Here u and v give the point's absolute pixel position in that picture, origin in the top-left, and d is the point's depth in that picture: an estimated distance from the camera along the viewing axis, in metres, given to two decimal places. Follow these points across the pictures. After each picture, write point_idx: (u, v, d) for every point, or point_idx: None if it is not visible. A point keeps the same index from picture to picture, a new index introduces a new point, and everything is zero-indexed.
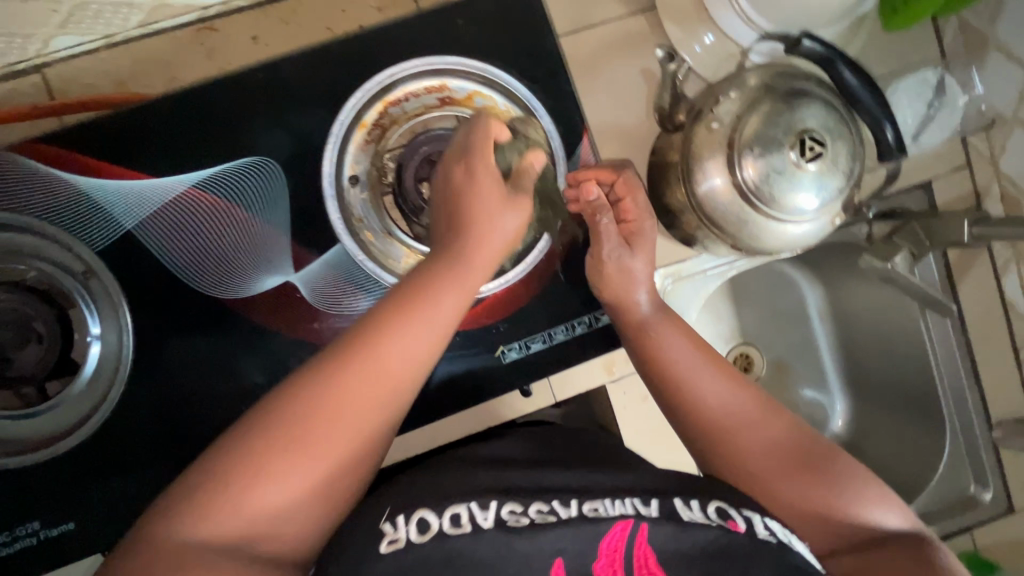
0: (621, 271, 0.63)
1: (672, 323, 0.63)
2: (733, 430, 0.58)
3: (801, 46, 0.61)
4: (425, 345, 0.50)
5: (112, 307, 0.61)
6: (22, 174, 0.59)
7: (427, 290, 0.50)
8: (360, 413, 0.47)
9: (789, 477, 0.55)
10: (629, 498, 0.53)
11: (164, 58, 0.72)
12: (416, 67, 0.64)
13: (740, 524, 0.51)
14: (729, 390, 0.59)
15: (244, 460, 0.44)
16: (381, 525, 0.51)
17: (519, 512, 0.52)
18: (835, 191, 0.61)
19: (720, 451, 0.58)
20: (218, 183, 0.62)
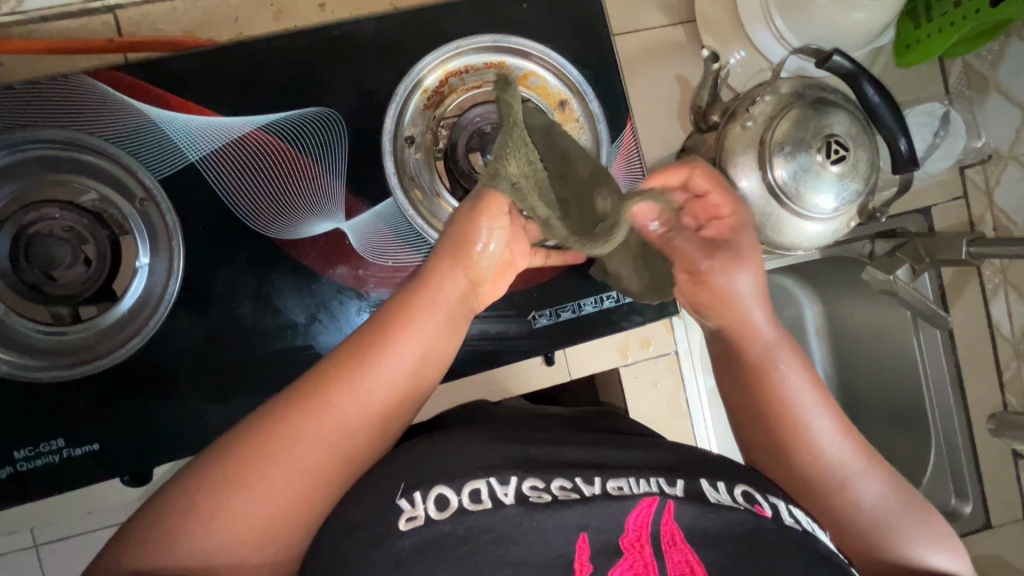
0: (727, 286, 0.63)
1: (783, 346, 0.62)
2: (829, 464, 0.58)
3: (830, 62, 0.66)
4: (396, 371, 0.53)
5: (163, 236, 0.64)
6: (93, 97, 0.62)
7: (399, 322, 0.54)
8: (334, 435, 0.50)
9: (880, 525, 0.56)
10: (653, 478, 0.55)
11: (234, 12, 0.75)
12: (480, 43, 0.69)
13: (767, 509, 0.54)
14: (831, 425, 0.59)
15: (224, 478, 0.47)
16: (398, 501, 0.50)
17: (541, 488, 0.52)
18: (853, 193, 0.67)
19: (809, 479, 0.58)
20: (283, 128, 0.65)
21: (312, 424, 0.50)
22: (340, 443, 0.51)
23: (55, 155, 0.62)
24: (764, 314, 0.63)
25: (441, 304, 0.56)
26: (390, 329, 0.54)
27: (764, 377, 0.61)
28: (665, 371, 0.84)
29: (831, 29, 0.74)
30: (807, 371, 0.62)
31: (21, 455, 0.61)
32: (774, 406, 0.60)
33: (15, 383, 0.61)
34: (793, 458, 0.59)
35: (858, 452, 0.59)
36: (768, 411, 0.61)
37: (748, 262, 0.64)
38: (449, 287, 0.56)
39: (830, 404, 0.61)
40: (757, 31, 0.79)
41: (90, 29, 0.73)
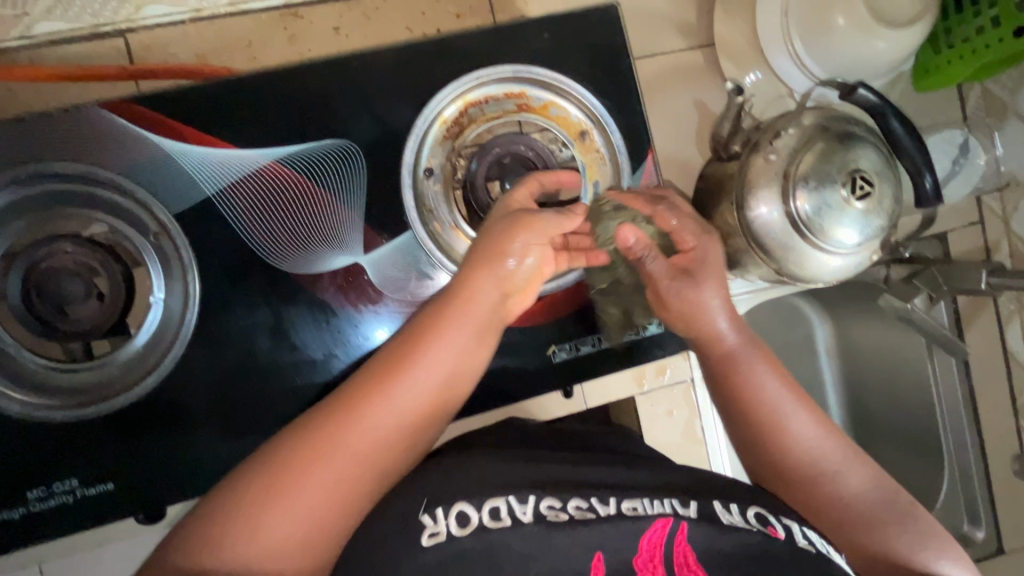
0: (697, 295, 0.62)
1: (751, 343, 0.63)
2: (807, 465, 0.58)
3: (856, 95, 0.66)
4: (431, 380, 0.52)
5: (180, 269, 0.63)
6: (109, 131, 0.62)
7: (431, 329, 0.53)
8: (369, 445, 0.49)
9: (872, 526, 0.55)
10: (667, 499, 0.53)
11: (247, 38, 0.74)
12: (502, 74, 0.69)
13: (780, 531, 0.52)
14: (805, 423, 0.59)
15: (254, 489, 0.45)
16: (420, 517, 0.50)
17: (558, 507, 0.51)
18: (876, 229, 0.66)
19: (796, 476, 0.58)
20: (299, 160, 0.65)
21: (359, 428, 0.49)
22: (374, 455, 0.49)
23: (66, 189, 0.61)
24: (728, 320, 0.63)
25: (473, 310, 0.55)
26: (424, 336, 0.53)
27: (733, 375, 0.62)
28: (680, 399, 0.84)
29: (853, 57, 0.74)
30: (774, 368, 0.62)
31: (35, 495, 0.60)
32: (751, 410, 0.61)
33: (29, 423, 0.60)
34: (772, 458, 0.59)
35: (836, 452, 0.58)
36: (743, 411, 0.61)
37: (704, 288, 0.63)
38: (487, 296, 0.56)
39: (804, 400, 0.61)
40: (777, 56, 0.78)
41: (100, 53, 0.71)
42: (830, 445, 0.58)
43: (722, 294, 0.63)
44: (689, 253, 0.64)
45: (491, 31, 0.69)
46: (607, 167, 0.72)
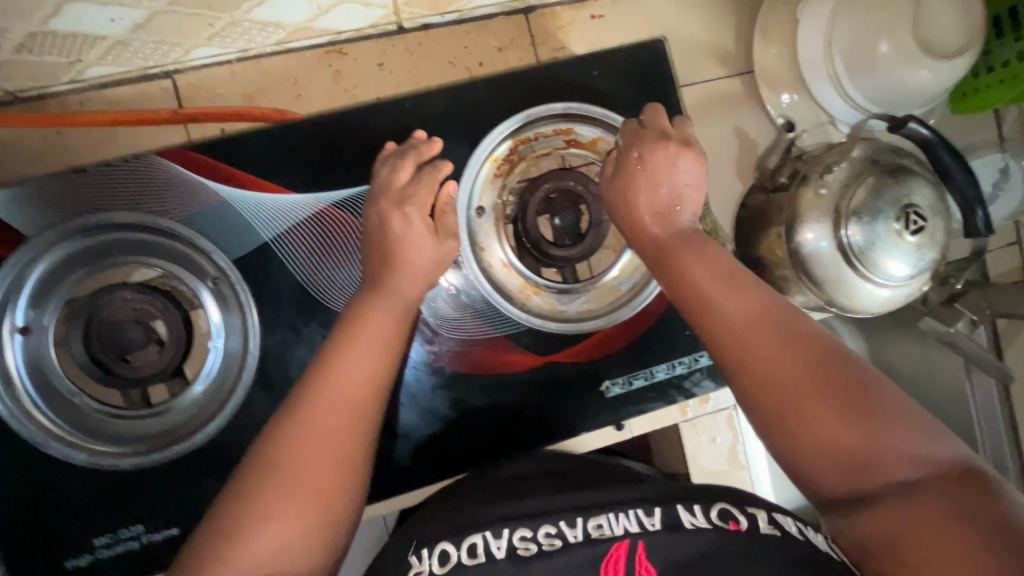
0: (628, 183, 0.62)
1: (698, 249, 0.58)
2: (797, 385, 0.49)
3: (906, 128, 0.66)
4: (374, 360, 0.57)
5: (240, 313, 0.64)
6: (170, 179, 0.63)
7: (362, 317, 0.59)
8: (328, 440, 0.52)
9: (807, 403, 0.49)
10: (631, 510, 0.53)
11: (293, 76, 0.74)
12: (552, 111, 0.70)
13: (742, 523, 0.51)
14: (785, 334, 0.52)
15: (225, 516, 0.48)
16: (408, 558, 0.54)
17: (529, 537, 0.53)
18: (928, 262, 0.66)
19: (725, 354, 0.53)
20: (350, 199, 0.66)
21: (312, 429, 0.52)
22: (341, 444, 0.52)
23: (127, 237, 0.62)
24: (657, 196, 0.61)
25: (398, 297, 0.60)
26: (357, 320, 0.59)
27: (696, 288, 0.56)
28: (724, 426, 0.84)
29: (896, 85, 0.73)
30: (715, 271, 0.56)
31: (101, 542, 0.60)
32: (681, 296, 0.57)
33: (96, 470, 0.61)
34: (752, 377, 0.51)
35: (821, 362, 0.50)
36: (711, 331, 0.54)
37: (631, 176, 0.62)
38: (407, 268, 0.61)
39: (775, 310, 0.53)
40: (820, 86, 0.78)
41: (149, 96, 0.72)
42: (807, 357, 0.50)
43: (684, 170, 0.62)
44: (638, 167, 0.62)
45: (538, 71, 0.70)
46: None
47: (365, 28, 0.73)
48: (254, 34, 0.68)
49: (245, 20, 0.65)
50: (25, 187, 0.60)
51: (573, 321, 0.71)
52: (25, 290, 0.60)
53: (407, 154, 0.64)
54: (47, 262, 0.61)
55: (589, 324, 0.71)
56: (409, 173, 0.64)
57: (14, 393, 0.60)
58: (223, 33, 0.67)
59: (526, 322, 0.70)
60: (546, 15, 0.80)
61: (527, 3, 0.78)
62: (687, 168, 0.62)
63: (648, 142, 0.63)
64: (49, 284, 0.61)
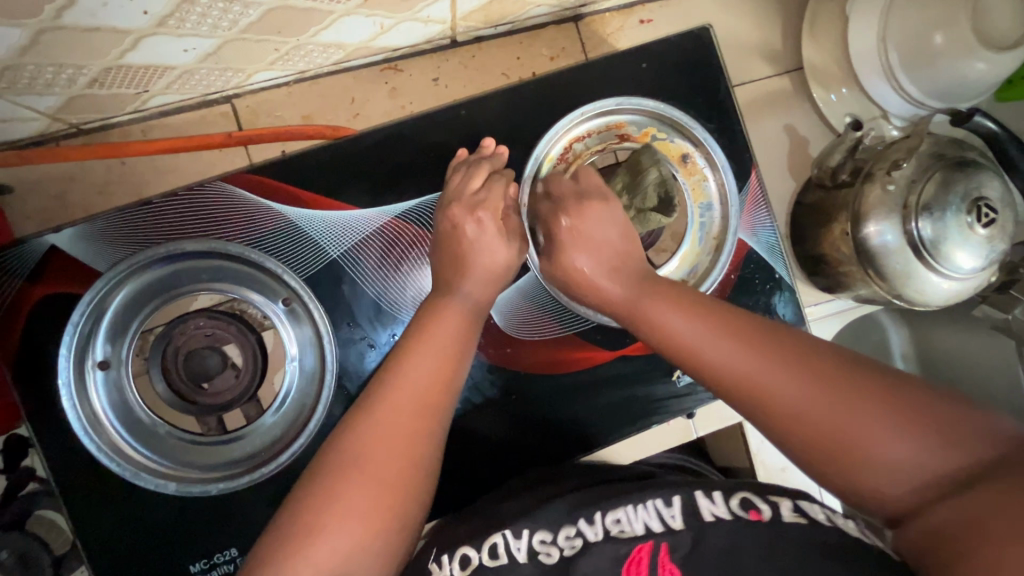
0: (569, 255, 0.58)
1: (657, 291, 0.53)
2: (821, 404, 0.42)
3: (972, 121, 0.67)
4: (443, 365, 0.54)
5: (314, 331, 0.63)
6: (235, 203, 0.62)
7: (429, 324, 0.57)
8: (398, 450, 0.50)
9: (841, 422, 0.41)
10: (651, 502, 0.53)
11: (351, 95, 0.75)
12: (605, 106, 0.68)
13: (764, 513, 0.47)
14: (787, 349, 0.45)
15: (291, 531, 0.45)
16: (428, 565, 0.54)
17: (550, 541, 0.52)
18: (998, 253, 0.66)
19: (733, 395, 0.46)
20: (409, 208, 0.65)
21: (376, 425, 0.50)
22: (405, 451, 0.50)
23: (195, 265, 0.61)
24: (597, 265, 0.57)
25: (461, 310, 0.58)
26: (423, 328, 0.57)
27: (668, 325, 0.50)
28: None
29: (955, 79, 0.73)
30: (681, 306, 0.51)
31: (197, 568, 0.61)
32: (663, 345, 0.51)
33: (183, 499, 0.61)
34: (768, 407, 0.44)
35: (831, 370, 0.43)
36: (705, 376, 0.48)
37: (568, 249, 0.58)
38: (469, 279, 0.59)
39: (760, 327, 0.47)
40: (872, 79, 0.78)
41: (211, 121, 0.73)
42: (815, 370, 0.43)
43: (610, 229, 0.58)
44: (566, 233, 0.59)
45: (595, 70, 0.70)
46: (713, 188, 0.71)
47: (420, 44, 0.74)
48: (315, 56, 0.68)
49: (307, 44, 0.65)
50: (92, 223, 0.59)
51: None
52: (102, 325, 0.59)
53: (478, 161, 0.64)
54: (119, 295, 0.60)
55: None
56: (483, 177, 0.63)
57: (101, 428, 0.59)
58: (286, 57, 0.67)
59: (594, 320, 0.69)
60: (595, 22, 0.80)
61: (577, 12, 0.78)
62: (601, 221, 0.58)
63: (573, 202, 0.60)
64: (123, 317, 0.60)
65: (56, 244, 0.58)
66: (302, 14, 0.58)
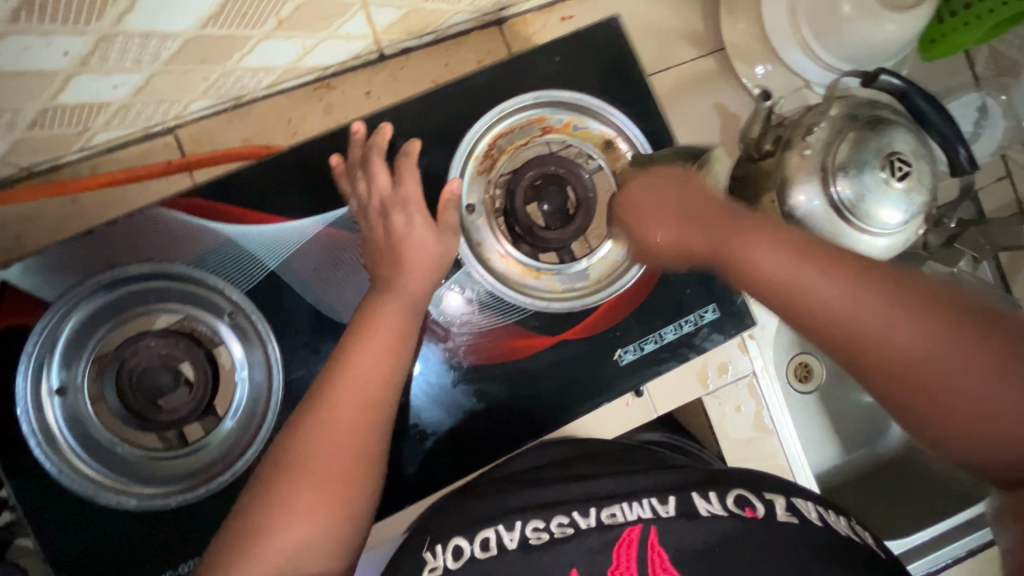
0: (639, 227, 0.61)
1: (757, 238, 0.52)
2: (953, 372, 0.44)
3: (879, 81, 0.69)
4: (383, 361, 0.58)
5: (259, 342, 0.67)
6: (174, 226, 0.66)
7: (371, 323, 0.60)
8: (343, 446, 0.54)
9: (958, 378, 0.44)
10: (645, 499, 0.56)
11: (287, 115, 0.79)
12: (524, 101, 0.72)
13: (758, 511, 0.54)
14: (921, 307, 0.46)
15: (244, 530, 0.50)
16: (422, 554, 0.57)
17: (542, 527, 0.56)
18: (918, 207, 0.68)
19: (839, 340, 0.48)
20: (342, 217, 0.68)
21: (321, 422, 0.54)
22: (349, 444, 0.54)
23: (143, 288, 0.65)
24: (670, 228, 0.58)
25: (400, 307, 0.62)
26: (366, 328, 0.60)
27: (798, 280, 0.49)
28: (747, 394, 0.84)
29: (865, 42, 0.75)
30: (782, 247, 0.51)
31: None
32: (767, 290, 0.51)
33: (145, 512, 0.63)
34: (876, 359, 0.47)
35: (954, 331, 0.45)
36: (832, 331, 0.48)
37: (637, 223, 0.61)
38: (407, 283, 0.63)
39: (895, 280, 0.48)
40: (788, 50, 0.80)
41: (155, 151, 0.76)
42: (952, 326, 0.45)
43: (665, 186, 0.60)
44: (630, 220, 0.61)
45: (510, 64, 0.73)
46: None
47: (348, 61, 0.77)
48: (246, 81, 0.72)
49: (234, 70, 0.69)
50: (41, 256, 0.63)
51: (578, 297, 0.72)
52: (57, 353, 0.62)
53: (375, 165, 0.66)
54: (73, 321, 0.63)
55: (593, 298, 0.72)
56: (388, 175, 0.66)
57: (60, 449, 0.62)
58: (217, 85, 0.70)
59: (531, 306, 0.71)
60: (517, 23, 0.84)
61: (499, 15, 0.82)
62: (652, 187, 0.61)
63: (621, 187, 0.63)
64: (78, 341, 0.63)
65: (6, 280, 0.62)
66: (220, 43, 0.61)
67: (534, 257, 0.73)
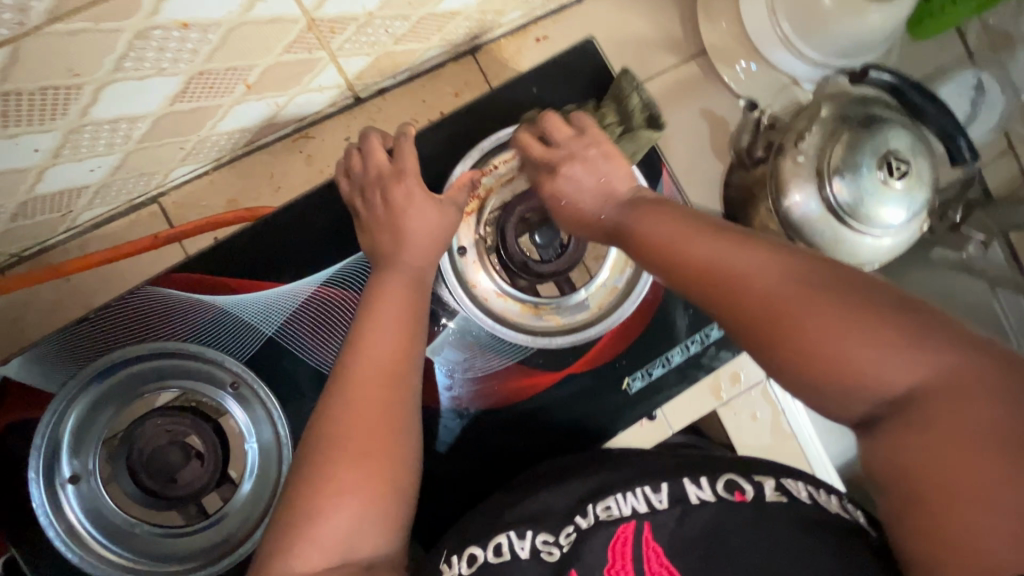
0: (567, 189, 0.61)
1: (659, 216, 0.53)
2: (818, 321, 0.41)
3: (868, 77, 0.67)
4: (398, 339, 0.57)
5: (263, 406, 0.66)
6: (166, 303, 0.66)
7: (381, 305, 0.58)
8: (371, 425, 0.52)
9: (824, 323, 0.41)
10: (640, 488, 0.54)
11: (270, 170, 0.78)
12: (505, 137, 0.70)
13: (747, 493, 0.51)
14: (793, 261, 0.44)
15: (284, 527, 0.47)
16: (439, 565, 0.54)
17: (552, 540, 0.52)
18: (920, 204, 0.66)
19: (709, 286, 0.47)
20: (335, 276, 0.68)
21: (345, 409, 0.52)
22: (378, 420, 0.52)
23: (143, 367, 0.64)
24: (594, 197, 0.60)
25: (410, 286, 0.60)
26: (374, 311, 0.58)
27: (805, 319, 0.42)
28: (763, 401, 0.75)
29: (850, 37, 0.73)
30: (669, 218, 0.53)
31: None
32: (651, 249, 0.52)
33: None
34: (739, 304, 0.45)
35: (819, 279, 0.43)
36: (705, 278, 0.47)
37: (563, 186, 0.61)
38: (411, 269, 0.62)
39: (910, 324, 0.40)
40: (773, 49, 0.78)
41: (141, 223, 0.76)
42: (983, 376, 0.37)
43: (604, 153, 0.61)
44: (557, 178, 0.62)
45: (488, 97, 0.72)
46: None
47: (325, 109, 0.76)
48: (222, 143, 0.71)
49: (211, 136, 0.68)
50: (38, 349, 0.63)
51: (579, 329, 0.71)
52: (64, 444, 0.62)
53: (369, 173, 0.65)
54: (76, 410, 0.62)
55: (595, 329, 0.71)
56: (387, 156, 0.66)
57: (81, 541, 0.61)
58: (194, 151, 0.69)
59: (534, 344, 0.70)
60: (492, 50, 0.82)
61: (472, 45, 0.80)
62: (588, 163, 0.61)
63: (562, 156, 0.62)
64: (84, 429, 0.62)
65: (7, 375, 0.62)
66: (192, 115, 0.60)
67: (530, 292, 0.72)
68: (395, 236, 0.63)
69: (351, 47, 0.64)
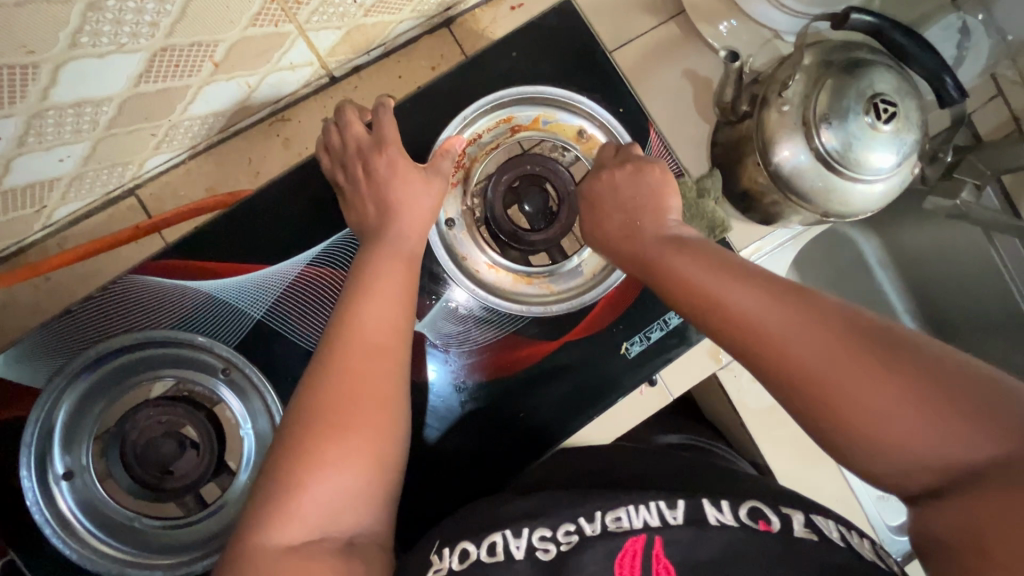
0: (594, 208, 0.60)
1: (684, 255, 0.50)
2: (863, 390, 0.39)
3: (850, 20, 0.65)
4: (388, 311, 0.56)
5: (258, 393, 0.65)
6: (148, 292, 0.64)
7: (369, 278, 0.57)
8: (360, 399, 0.51)
9: (869, 391, 0.39)
10: (653, 502, 0.48)
11: (248, 155, 0.76)
12: (486, 105, 0.69)
13: (773, 524, 0.45)
14: (835, 319, 0.41)
15: (269, 502, 0.46)
16: (429, 556, 0.51)
17: (549, 537, 0.48)
18: (910, 145, 0.64)
19: (742, 341, 0.44)
20: (321, 255, 0.67)
21: (332, 382, 0.51)
22: (370, 390, 0.51)
23: (132, 358, 0.63)
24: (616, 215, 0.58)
25: (398, 256, 0.59)
26: (364, 285, 0.56)
27: (830, 381, 0.40)
28: None
29: None
30: (698, 259, 0.49)
31: None
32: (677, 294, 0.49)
33: None
34: (774, 365, 0.43)
35: (866, 342, 0.40)
36: (737, 333, 0.44)
37: (593, 203, 0.60)
38: (395, 239, 0.60)
39: (966, 394, 0.37)
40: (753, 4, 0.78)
41: (120, 216, 0.74)
42: None
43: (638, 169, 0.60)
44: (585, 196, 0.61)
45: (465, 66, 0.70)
46: None
47: (300, 89, 0.74)
48: (195, 129, 0.69)
49: (183, 121, 0.66)
50: (22, 344, 0.61)
51: (574, 296, 0.70)
52: (55, 437, 0.60)
53: (350, 147, 0.64)
54: (65, 405, 0.61)
55: (589, 295, 0.70)
56: (366, 129, 0.65)
57: (76, 535, 0.60)
58: (167, 138, 0.67)
59: (529, 313, 0.69)
60: (466, 20, 0.80)
61: (446, 16, 0.78)
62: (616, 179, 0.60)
63: (605, 172, 0.61)
64: (75, 423, 0.61)
65: None
66: (159, 97, 0.59)
67: (522, 262, 0.71)
68: (381, 207, 0.61)
69: (319, 20, 0.62)
